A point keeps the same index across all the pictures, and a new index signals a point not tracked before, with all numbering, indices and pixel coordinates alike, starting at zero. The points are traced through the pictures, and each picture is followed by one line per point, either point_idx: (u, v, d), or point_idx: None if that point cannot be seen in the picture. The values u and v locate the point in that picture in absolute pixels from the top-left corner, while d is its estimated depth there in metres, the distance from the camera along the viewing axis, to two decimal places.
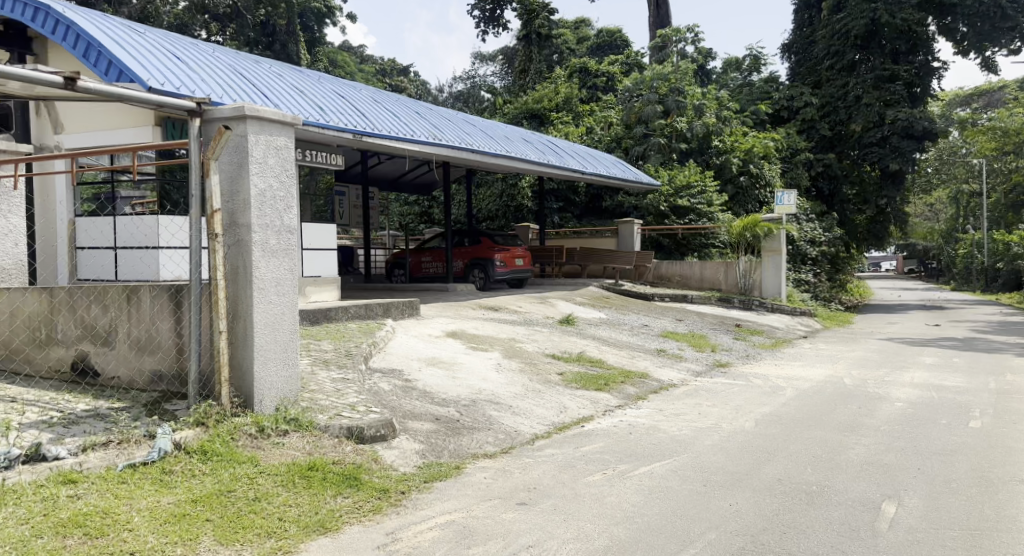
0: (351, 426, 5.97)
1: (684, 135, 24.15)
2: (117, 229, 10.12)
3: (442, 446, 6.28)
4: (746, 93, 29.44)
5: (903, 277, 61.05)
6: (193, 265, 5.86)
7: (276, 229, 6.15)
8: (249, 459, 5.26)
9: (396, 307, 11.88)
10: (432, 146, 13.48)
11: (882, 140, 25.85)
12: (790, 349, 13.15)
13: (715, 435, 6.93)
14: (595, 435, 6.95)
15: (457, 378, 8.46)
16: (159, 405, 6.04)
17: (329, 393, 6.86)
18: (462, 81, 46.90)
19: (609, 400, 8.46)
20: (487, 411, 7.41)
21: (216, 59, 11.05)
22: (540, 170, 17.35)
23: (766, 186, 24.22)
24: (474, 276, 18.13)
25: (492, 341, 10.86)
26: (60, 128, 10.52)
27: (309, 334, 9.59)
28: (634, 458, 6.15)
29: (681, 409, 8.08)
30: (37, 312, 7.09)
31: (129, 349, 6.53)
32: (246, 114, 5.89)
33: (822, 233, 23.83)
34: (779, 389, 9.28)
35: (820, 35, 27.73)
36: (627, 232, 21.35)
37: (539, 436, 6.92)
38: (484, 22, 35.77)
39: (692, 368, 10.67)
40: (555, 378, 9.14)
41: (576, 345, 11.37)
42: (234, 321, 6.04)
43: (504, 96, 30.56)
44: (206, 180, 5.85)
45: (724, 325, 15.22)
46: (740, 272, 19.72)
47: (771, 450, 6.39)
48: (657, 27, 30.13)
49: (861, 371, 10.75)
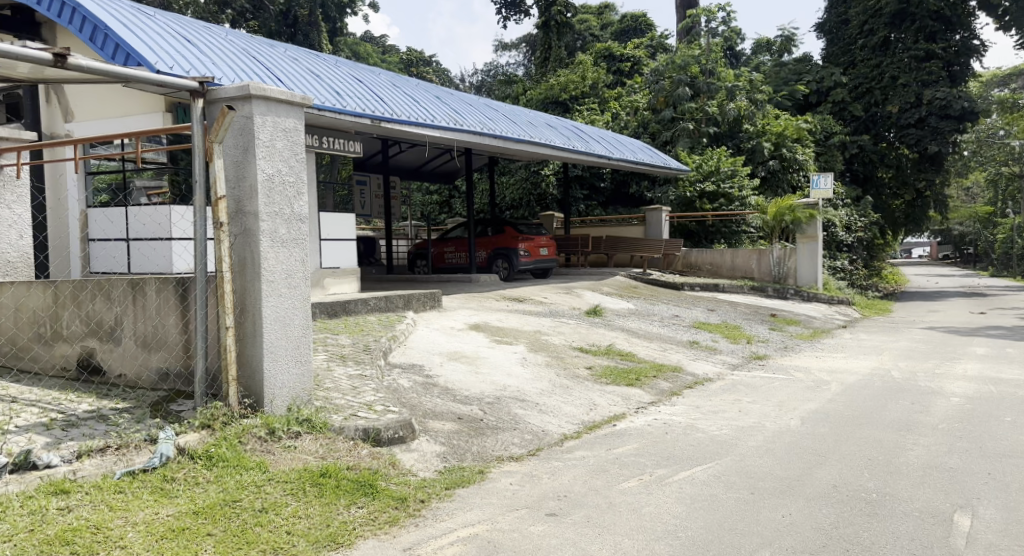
0: (367, 428, 5.58)
1: (715, 119, 23.66)
2: (129, 220, 9.80)
3: (465, 448, 5.87)
4: (775, 76, 28.55)
5: (939, 263, 59.32)
6: (197, 256, 5.47)
7: (285, 218, 5.75)
8: (257, 464, 4.87)
9: (417, 298, 11.47)
10: (454, 131, 13.06)
11: (919, 121, 24.84)
12: (830, 340, 12.54)
13: (759, 436, 6.41)
14: (628, 435, 6.49)
15: (480, 373, 8.04)
16: (163, 406, 5.69)
17: (345, 391, 6.47)
18: (483, 70, 46.31)
19: (642, 396, 7.98)
20: (512, 409, 6.98)
21: (230, 43, 10.70)
22: (565, 156, 16.86)
23: (800, 168, 23.57)
24: (498, 266, 17.65)
25: (517, 333, 10.42)
26: (71, 116, 10.31)
27: (327, 328, 9.22)
28: (673, 461, 5.68)
29: (720, 407, 7.57)
30: (41, 306, 6.80)
31: (135, 345, 6.18)
32: (252, 94, 5.48)
33: (858, 218, 23.09)
34: (822, 383, 8.73)
35: (853, 14, 26.99)
36: (655, 220, 20.70)
37: (568, 436, 6.49)
38: (505, 8, 35.17)
39: (727, 361, 10.15)
40: (583, 373, 8.67)
41: (604, 337, 10.89)
42: (242, 316, 5.64)
43: (526, 84, 29.95)
44: (210, 164, 5.48)
45: (759, 315, 14.62)
46: (773, 260, 19.05)
47: (823, 452, 5.88)
48: (684, 8, 29.37)
49: (908, 363, 10.12)
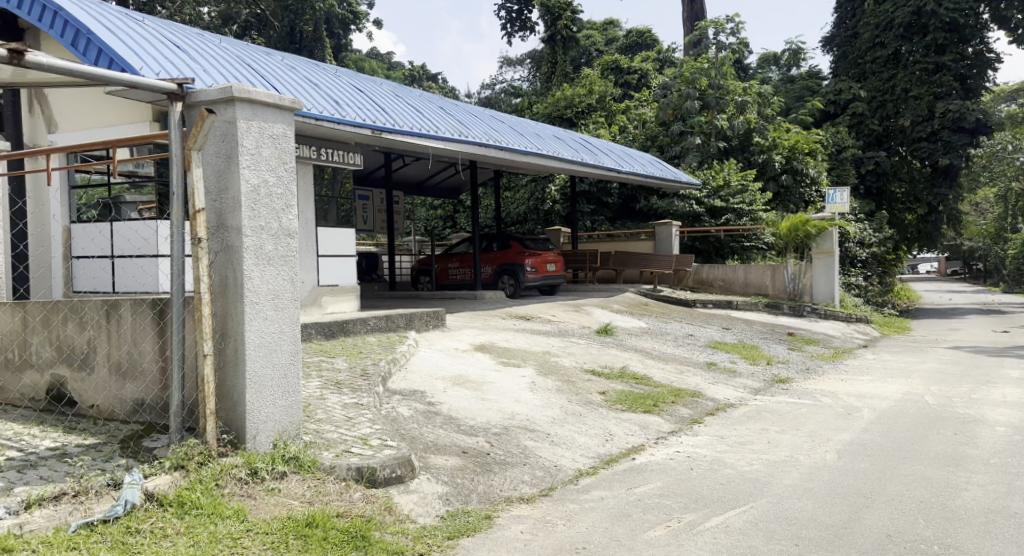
0: (361, 467, 5.01)
1: (725, 133, 23.07)
2: (115, 237, 9.37)
3: (470, 489, 5.28)
4: (787, 91, 28.21)
5: (949, 278, 59.08)
6: (173, 276, 4.92)
7: (273, 232, 5.21)
8: (235, 512, 4.29)
9: (419, 318, 10.91)
10: (458, 143, 12.54)
11: (932, 134, 24.44)
12: (853, 361, 11.87)
13: (796, 473, 5.82)
14: (650, 471, 5.89)
15: (486, 400, 7.45)
16: (136, 441, 5.13)
17: (339, 422, 5.91)
18: (488, 87, 46.12)
19: (661, 425, 7.38)
20: (522, 441, 6.40)
21: (223, 50, 10.24)
22: (574, 169, 16.37)
23: (812, 183, 22.90)
24: (504, 283, 17.11)
25: (524, 355, 9.82)
26: (54, 126, 9.81)
27: (322, 350, 8.67)
28: (703, 504, 5.07)
29: (747, 437, 6.96)
30: (10, 330, 6.29)
31: (108, 373, 5.63)
32: (234, 96, 4.95)
33: (873, 233, 22.49)
34: (854, 410, 8.13)
35: (863, 27, 26.50)
36: (665, 234, 20.17)
37: (584, 472, 5.90)
38: (509, 23, 34.86)
39: (749, 384, 9.52)
40: (596, 398, 8.08)
41: (617, 358, 10.31)
42: (224, 341, 5.09)
43: (532, 98, 29.61)
44: (188, 174, 4.95)
45: (776, 334, 14.02)
46: (788, 277, 18.46)
47: (869, 494, 5.26)
48: (691, 22, 29.07)
49: (941, 387, 9.49)
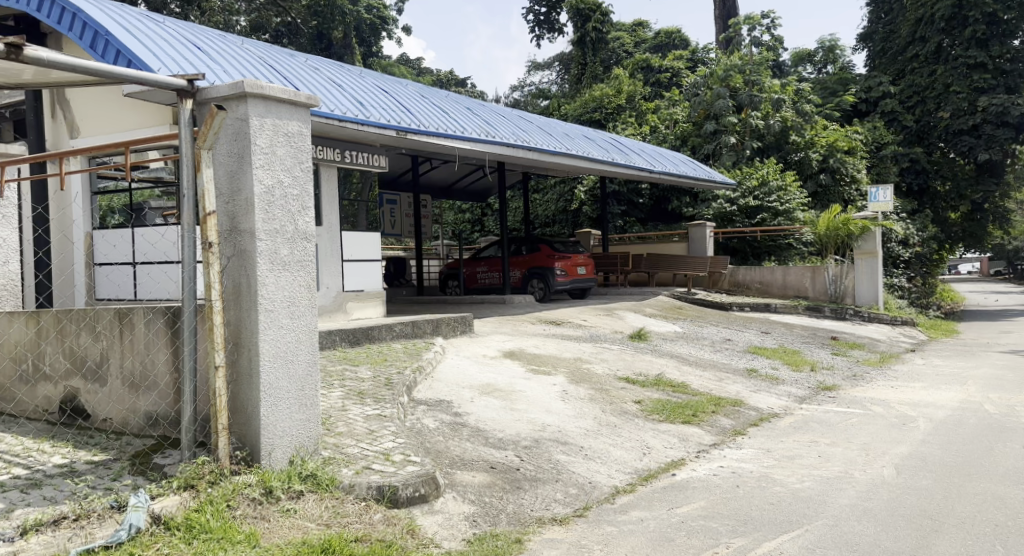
0: (382, 485, 4.68)
1: (760, 131, 22.51)
2: (136, 243, 9.23)
3: (499, 509, 4.92)
4: (823, 87, 27.53)
5: (992, 279, 57.42)
6: (183, 283, 4.63)
7: (288, 236, 4.92)
8: (247, 537, 3.96)
9: (447, 323, 10.59)
10: (486, 143, 12.22)
11: (974, 128, 23.43)
12: (903, 367, 11.27)
13: (852, 492, 5.35)
14: (692, 489, 5.47)
15: (515, 410, 7.10)
16: (147, 458, 4.89)
17: (361, 436, 5.61)
18: (517, 90, 45.94)
19: (702, 437, 6.93)
20: (553, 455, 6.03)
21: (246, 51, 10.07)
22: (605, 169, 15.95)
23: (852, 181, 22.11)
24: (534, 287, 16.76)
25: (555, 362, 9.45)
26: (75, 132, 9.74)
27: (346, 358, 8.38)
28: (753, 527, 4.65)
29: (796, 451, 6.49)
30: (25, 341, 6.09)
31: (123, 386, 5.39)
32: (247, 92, 4.66)
33: (916, 232, 21.71)
34: (909, 421, 7.60)
35: (903, 21, 25.59)
36: (699, 236, 19.66)
37: (621, 490, 5.50)
38: (537, 26, 34.63)
39: (793, 393, 9.02)
40: (632, 408, 7.66)
41: (652, 365, 9.86)
42: (237, 352, 4.81)
43: (560, 100, 29.30)
44: (199, 176, 4.67)
45: (818, 338, 13.44)
46: (829, 278, 17.80)
47: (937, 516, 4.79)
48: (724, 19, 28.47)
49: (1001, 395, 8.89)
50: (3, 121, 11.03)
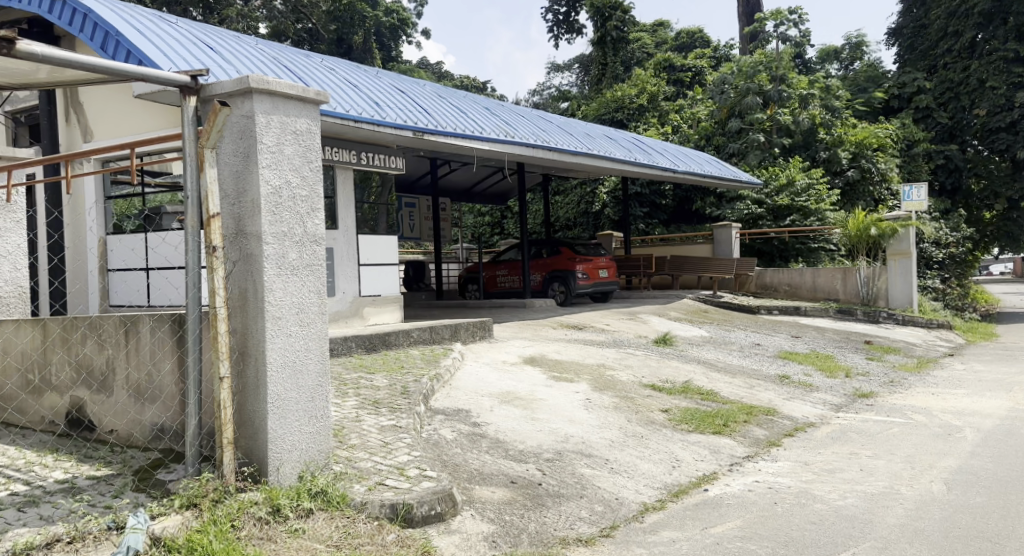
0: (396, 503, 4.40)
1: (787, 129, 21.99)
2: (150, 249, 9.13)
3: (520, 528, 4.62)
4: (852, 82, 26.89)
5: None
6: (186, 289, 4.39)
7: (296, 239, 4.66)
8: None
9: (465, 329, 10.30)
10: (506, 143, 11.94)
11: (1011, 125, 22.61)
12: (942, 373, 10.78)
13: (901, 510, 4.97)
14: (725, 506, 5.13)
15: (537, 420, 6.79)
16: (150, 472, 4.66)
17: (374, 449, 5.34)
18: (537, 93, 45.68)
19: (734, 449, 6.57)
20: (578, 468, 5.70)
21: (260, 52, 9.90)
22: (627, 169, 15.59)
23: (882, 179, 21.47)
24: (554, 290, 16.45)
25: (578, 368, 9.11)
26: (89, 136, 9.62)
27: (361, 365, 8.13)
28: (795, 550, 4.29)
29: (836, 464, 6.11)
30: (30, 350, 5.90)
31: (128, 396, 5.17)
32: (252, 87, 4.42)
33: (948, 232, 21.08)
34: (954, 431, 7.18)
35: (934, 14, 24.88)
36: (725, 237, 19.19)
37: (649, 507, 5.17)
38: (556, 26, 34.30)
39: (828, 401, 8.61)
40: (659, 417, 7.32)
41: (679, 372, 9.50)
42: (243, 361, 4.56)
43: (580, 102, 28.97)
44: (203, 176, 4.43)
45: (851, 342, 12.95)
46: (860, 280, 17.20)
47: (997, 538, 4.40)
48: (748, 17, 27.95)
49: None
50: (18, 125, 11.01)
